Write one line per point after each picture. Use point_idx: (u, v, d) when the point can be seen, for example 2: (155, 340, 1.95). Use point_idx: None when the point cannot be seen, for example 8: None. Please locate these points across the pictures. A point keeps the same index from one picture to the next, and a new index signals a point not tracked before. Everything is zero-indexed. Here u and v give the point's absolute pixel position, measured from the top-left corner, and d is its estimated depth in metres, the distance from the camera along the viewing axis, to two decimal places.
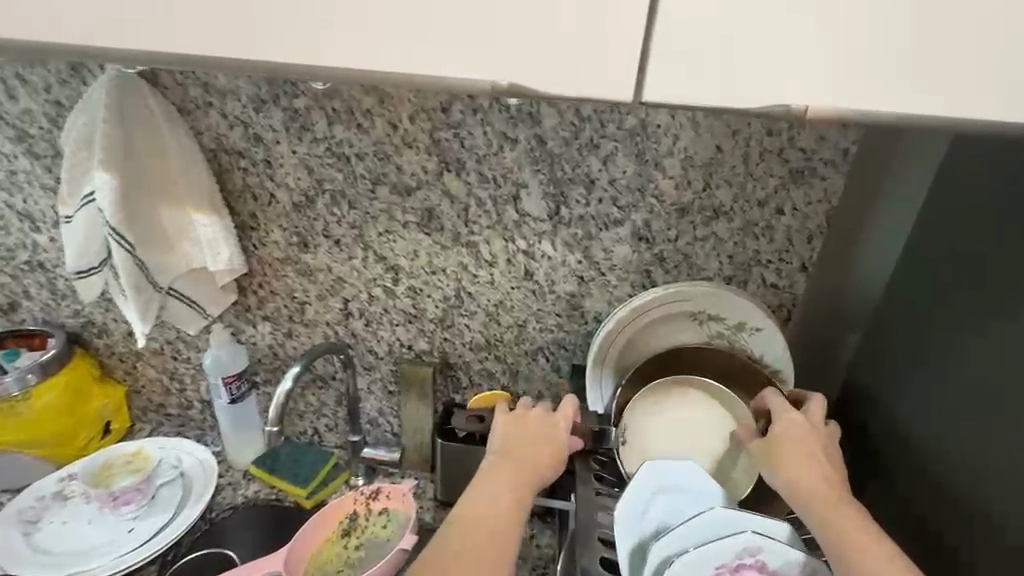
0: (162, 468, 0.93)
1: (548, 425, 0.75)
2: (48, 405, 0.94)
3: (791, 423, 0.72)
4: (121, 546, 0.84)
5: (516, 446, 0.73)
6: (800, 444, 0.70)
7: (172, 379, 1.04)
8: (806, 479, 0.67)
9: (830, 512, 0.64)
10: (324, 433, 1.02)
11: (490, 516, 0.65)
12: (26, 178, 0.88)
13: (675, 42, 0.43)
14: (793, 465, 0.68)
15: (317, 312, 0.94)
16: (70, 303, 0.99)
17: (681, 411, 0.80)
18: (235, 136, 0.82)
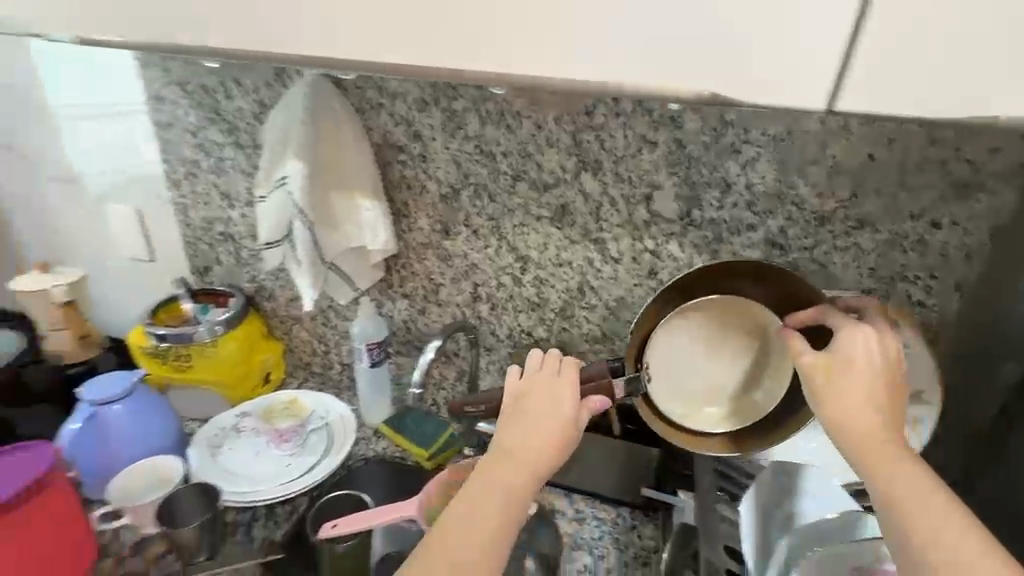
0: (309, 415, 1.07)
1: (550, 405, 0.69)
2: (231, 352, 1.12)
3: (860, 348, 0.65)
4: (281, 476, 0.98)
5: (517, 432, 0.67)
6: (856, 372, 0.63)
7: (320, 342, 1.20)
8: (855, 409, 0.61)
9: (879, 448, 0.58)
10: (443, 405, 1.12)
11: (485, 513, 0.61)
12: (230, 163, 1.07)
13: (856, 51, 0.44)
14: (842, 394, 0.61)
15: (449, 294, 1.04)
16: (249, 270, 1.18)
17: (700, 338, 0.83)
18: (398, 133, 0.93)
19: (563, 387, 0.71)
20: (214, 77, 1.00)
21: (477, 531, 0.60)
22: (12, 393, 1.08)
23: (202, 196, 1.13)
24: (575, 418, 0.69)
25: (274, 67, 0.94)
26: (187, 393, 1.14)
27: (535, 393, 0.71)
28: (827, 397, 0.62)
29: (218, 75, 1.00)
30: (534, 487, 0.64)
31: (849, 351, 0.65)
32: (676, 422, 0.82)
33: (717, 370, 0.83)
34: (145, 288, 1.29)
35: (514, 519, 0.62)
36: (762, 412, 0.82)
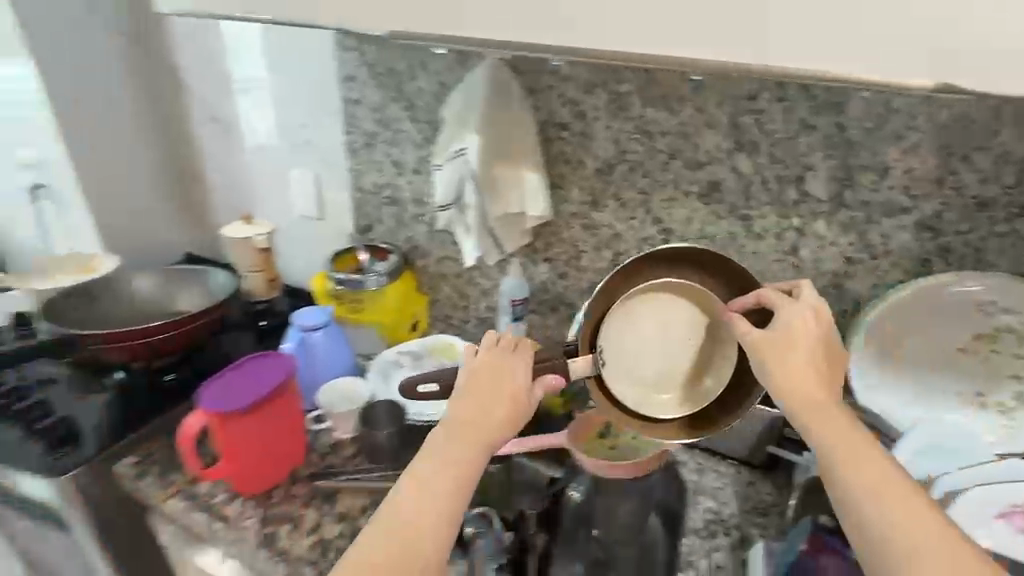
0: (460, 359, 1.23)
1: (503, 386, 0.75)
2: (393, 297, 1.31)
3: (804, 326, 0.70)
4: None
5: (472, 409, 0.73)
6: (797, 343, 0.69)
7: (462, 298, 1.36)
8: (799, 384, 0.67)
9: (820, 422, 0.64)
10: None
11: (439, 483, 0.67)
12: (405, 136, 1.23)
13: None
14: (787, 365, 0.67)
15: (590, 261, 1.16)
16: (406, 231, 1.35)
17: (644, 328, 0.85)
18: (565, 113, 1.05)
19: (512, 368, 0.76)
20: (403, 60, 1.16)
21: (432, 501, 0.66)
22: (206, 335, 1.21)
23: (376, 164, 1.31)
24: (528, 395, 0.75)
25: (458, 53, 1.09)
26: (354, 332, 1.34)
27: (486, 372, 0.76)
28: (775, 368, 0.68)
29: (407, 59, 1.16)
30: (483, 460, 0.70)
31: (797, 324, 0.70)
32: (632, 411, 0.83)
33: (667, 359, 0.85)
34: (312, 241, 1.51)
35: (466, 489, 0.68)
36: (712, 396, 0.84)
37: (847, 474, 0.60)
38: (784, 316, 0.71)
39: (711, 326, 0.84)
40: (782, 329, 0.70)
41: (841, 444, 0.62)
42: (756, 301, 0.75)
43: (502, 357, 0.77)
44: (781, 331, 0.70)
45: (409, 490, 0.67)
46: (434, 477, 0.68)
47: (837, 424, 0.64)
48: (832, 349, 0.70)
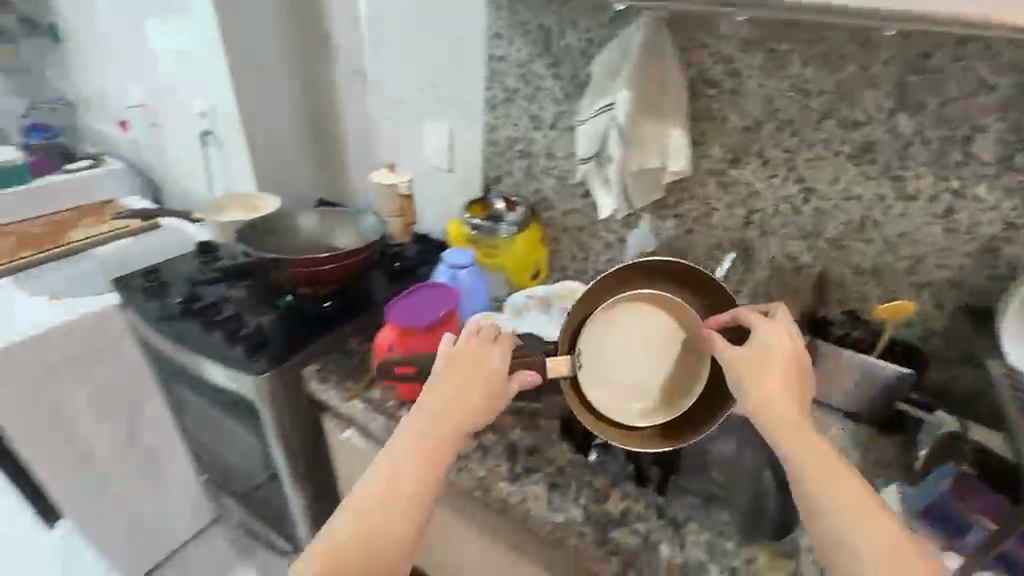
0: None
1: (475, 373, 0.81)
2: (521, 245, 1.40)
3: (776, 344, 0.78)
4: None
5: (446, 396, 0.79)
6: (770, 361, 0.77)
7: (582, 250, 1.44)
8: (772, 396, 0.73)
9: (791, 431, 0.70)
10: None
11: (419, 464, 0.73)
12: (545, 92, 1.31)
13: None
14: (760, 381, 0.75)
15: (721, 218, 1.20)
16: (534, 184, 1.44)
17: (624, 338, 0.94)
18: (716, 70, 1.08)
19: (489, 358, 0.83)
20: (553, 17, 1.23)
21: (413, 475, 0.73)
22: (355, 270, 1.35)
23: (512, 118, 1.39)
24: (503, 379, 0.82)
25: (612, 9, 1.13)
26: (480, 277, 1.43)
27: (463, 361, 0.83)
28: (751, 382, 0.75)
29: (558, 16, 1.22)
30: (460, 439, 0.77)
31: (771, 346, 0.78)
32: (605, 413, 0.92)
33: (642, 370, 0.94)
34: (440, 191, 1.64)
35: (439, 473, 0.74)
36: (678, 410, 0.94)
37: (816, 484, 0.65)
38: (758, 335, 0.80)
39: (688, 343, 0.94)
40: (756, 347, 0.79)
41: (814, 454, 0.67)
42: (734, 320, 0.86)
43: (481, 348, 0.85)
44: (756, 348, 0.78)
45: (388, 470, 0.72)
46: (414, 459, 0.74)
47: (808, 437, 0.69)
48: (800, 366, 0.78)
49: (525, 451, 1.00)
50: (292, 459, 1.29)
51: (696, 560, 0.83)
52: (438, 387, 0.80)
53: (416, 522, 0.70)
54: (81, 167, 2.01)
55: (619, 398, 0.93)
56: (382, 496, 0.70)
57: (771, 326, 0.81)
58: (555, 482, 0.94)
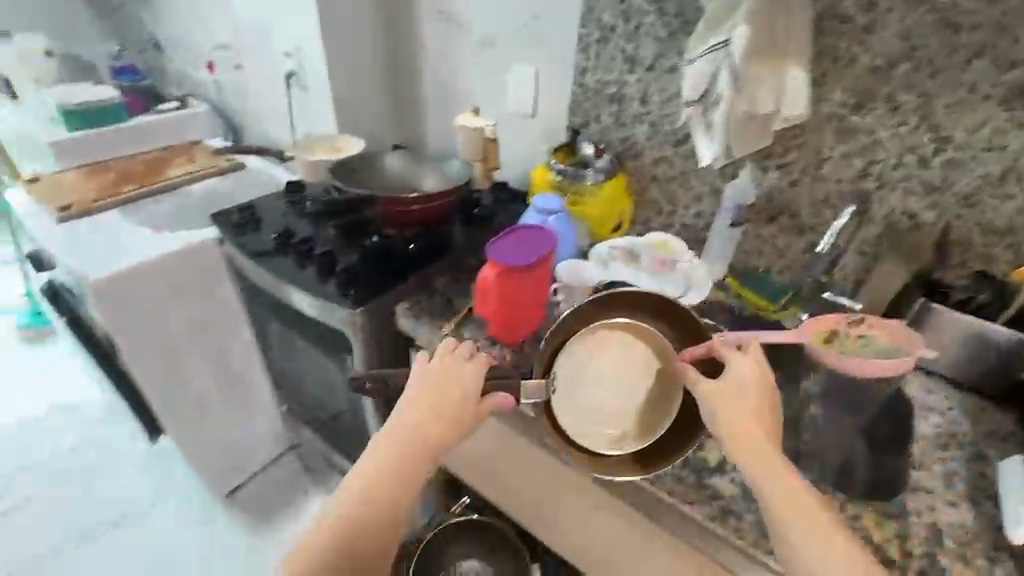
0: (674, 257, 1.26)
1: (446, 392, 0.78)
2: (607, 193, 1.37)
3: (745, 376, 0.75)
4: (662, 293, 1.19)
5: (416, 415, 0.77)
6: (744, 394, 0.73)
7: (669, 202, 1.39)
8: (748, 431, 0.70)
9: (763, 466, 0.68)
10: (775, 270, 1.29)
11: (385, 491, 0.74)
12: (647, 30, 1.24)
13: None
14: (736, 416, 0.71)
15: (833, 169, 1.12)
16: (624, 130, 1.38)
17: (598, 362, 0.87)
18: (850, 3, 0.99)
19: (462, 377, 0.80)
20: None
21: (381, 497, 0.74)
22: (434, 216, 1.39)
23: (606, 60, 1.33)
24: (475, 399, 0.79)
25: None
26: None
27: (435, 380, 0.80)
28: (727, 415, 0.71)
29: None
30: (430, 456, 0.77)
31: (742, 377, 0.75)
32: (575, 438, 0.84)
33: (616, 395, 0.87)
34: (520, 137, 1.60)
35: (406, 496, 0.75)
36: (652, 438, 0.86)
37: (786, 521, 0.65)
38: (732, 365, 0.76)
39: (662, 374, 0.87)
40: (727, 379, 0.75)
41: (787, 488, 0.67)
42: (707, 351, 0.81)
43: (456, 365, 0.81)
44: (726, 381, 0.75)
45: (355, 495, 0.74)
46: (382, 484, 0.75)
47: (780, 471, 0.68)
48: (770, 398, 0.75)
49: None
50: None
51: None
52: (407, 409, 0.78)
53: (387, 542, 0.74)
54: (171, 108, 2.07)
55: (590, 422, 0.86)
56: (351, 520, 0.73)
57: (740, 357, 0.77)
58: None
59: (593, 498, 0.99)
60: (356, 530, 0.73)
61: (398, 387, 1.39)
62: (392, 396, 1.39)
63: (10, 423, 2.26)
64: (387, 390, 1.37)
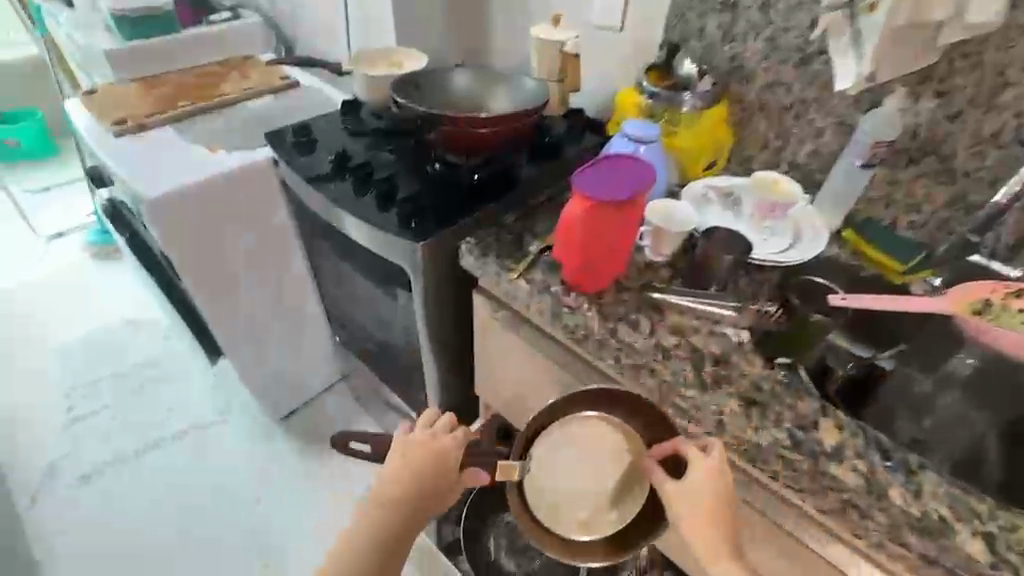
0: (784, 201, 1.06)
1: (429, 465, 0.82)
2: (705, 126, 1.18)
3: (711, 482, 0.69)
4: (763, 247, 1.03)
5: (400, 482, 0.81)
6: (705, 502, 0.68)
7: (777, 137, 1.17)
8: (712, 544, 0.66)
9: None
10: (903, 227, 1.06)
11: (372, 544, 0.84)
12: None
13: None
14: (699, 525, 0.67)
15: (1015, 97, 0.91)
16: (733, 46, 1.17)
17: (570, 453, 0.81)
18: None
19: (445, 450, 0.82)
20: None
21: (377, 549, 0.84)
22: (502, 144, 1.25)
23: None
24: (451, 475, 0.82)
25: None
26: None
27: (414, 456, 0.82)
28: (690, 526, 0.68)
29: None
30: (412, 520, 0.84)
31: (706, 483, 0.69)
32: (542, 523, 0.78)
33: (585, 480, 0.79)
34: (602, 56, 1.39)
35: (394, 549, 0.85)
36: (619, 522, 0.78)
37: None
38: (694, 468, 0.70)
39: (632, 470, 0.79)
40: (688, 486, 0.69)
41: None
42: (672, 450, 0.74)
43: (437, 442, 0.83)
44: (687, 488, 0.69)
45: (353, 543, 0.84)
46: (373, 540, 0.83)
47: None
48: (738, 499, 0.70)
49: (713, 359, 0.86)
50: (436, 330, 1.29)
51: (940, 517, 0.68)
52: (386, 484, 0.82)
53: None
54: (223, 18, 1.94)
55: (558, 509, 0.79)
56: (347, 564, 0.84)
57: (701, 459, 0.71)
58: (752, 399, 0.80)
59: None
60: (349, 561, 0.84)
61: (456, 327, 1.32)
62: (449, 335, 1.32)
63: (83, 335, 2.37)
64: (445, 329, 1.30)
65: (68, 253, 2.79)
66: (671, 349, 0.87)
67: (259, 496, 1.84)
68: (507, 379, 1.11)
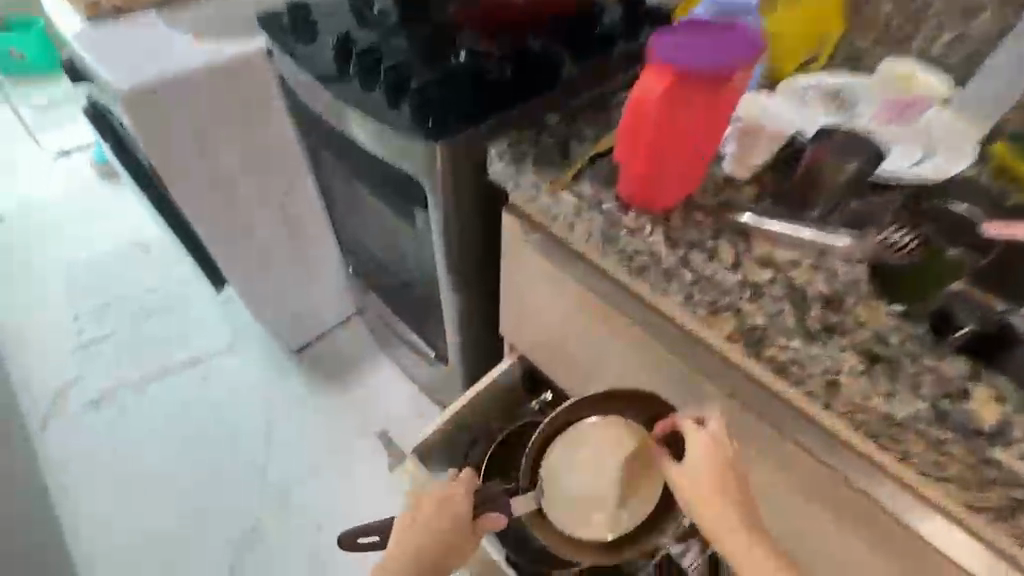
0: (920, 97, 0.85)
1: (444, 512, 0.73)
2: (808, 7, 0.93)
3: (711, 457, 0.62)
4: (891, 156, 0.78)
5: (412, 534, 0.73)
6: (707, 484, 0.61)
7: (905, 23, 0.91)
8: (725, 528, 0.59)
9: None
10: None
11: None
12: None
13: None
14: (705, 506, 0.60)
15: None
16: None
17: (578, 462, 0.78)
18: None
19: (456, 497, 0.75)
20: None
21: None
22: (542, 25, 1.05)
23: None
24: (466, 523, 0.74)
25: None
26: None
27: (426, 505, 0.75)
28: (698, 508, 0.61)
29: None
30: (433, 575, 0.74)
31: (704, 461, 0.62)
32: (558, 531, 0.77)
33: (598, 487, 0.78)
34: None
35: None
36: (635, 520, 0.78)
37: None
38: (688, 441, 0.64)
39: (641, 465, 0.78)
40: (686, 462, 0.63)
41: None
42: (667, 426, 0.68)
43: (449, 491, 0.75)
44: (683, 467, 0.63)
45: None
46: None
47: None
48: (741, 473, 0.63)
49: (822, 300, 0.65)
50: (456, 257, 1.10)
51: None
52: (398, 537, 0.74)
53: None
54: None
55: (582, 520, 0.77)
56: None
57: (695, 433, 0.64)
58: (873, 353, 0.61)
59: (762, 447, 0.70)
60: None
61: (479, 255, 1.13)
62: (472, 265, 1.14)
63: (90, 258, 2.26)
64: (468, 257, 1.12)
65: (74, 173, 2.65)
66: (765, 284, 0.66)
67: (271, 429, 1.75)
68: (540, 318, 0.93)
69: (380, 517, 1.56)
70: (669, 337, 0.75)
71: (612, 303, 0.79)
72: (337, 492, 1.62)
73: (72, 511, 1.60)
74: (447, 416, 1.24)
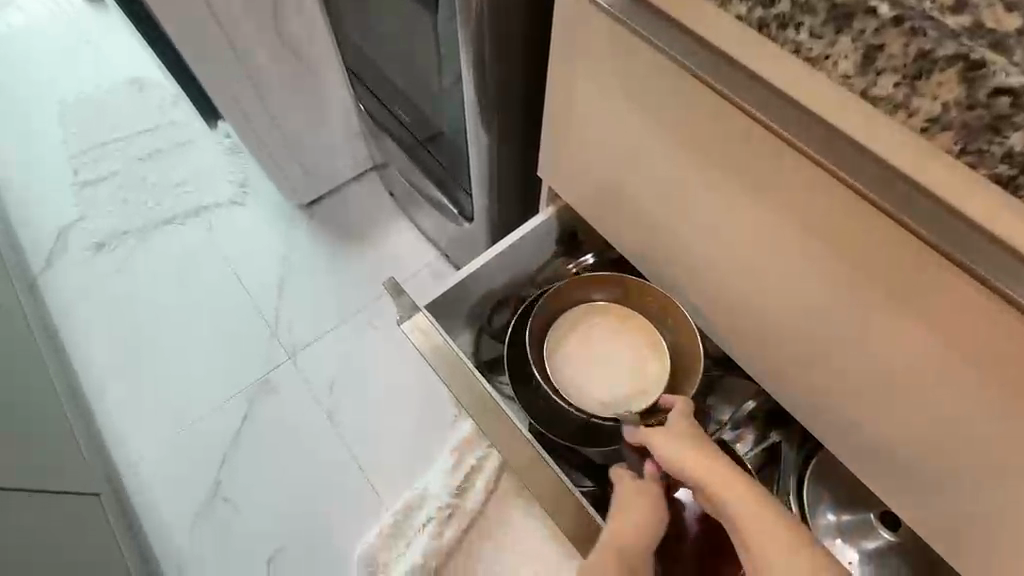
0: None
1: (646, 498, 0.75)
2: None
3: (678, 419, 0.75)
4: None
5: (624, 526, 0.71)
6: (677, 435, 0.72)
7: None
8: (692, 459, 0.68)
9: (721, 496, 0.63)
10: None
11: None
12: None
13: None
14: (678, 446, 0.70)
15: None
16: None
17: (603, 363, 0.94)
18: None
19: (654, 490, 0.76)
20: None
21: None
22: None
23: None
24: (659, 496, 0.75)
25: None
26: None
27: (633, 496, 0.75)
28: (671, 452, 0.70)
29: None
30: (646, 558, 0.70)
31: (674, 420, 0.75)
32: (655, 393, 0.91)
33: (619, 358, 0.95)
34: None
35: None
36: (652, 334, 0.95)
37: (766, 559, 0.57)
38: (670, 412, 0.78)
39: (614, 322, 0.98)
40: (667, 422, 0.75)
41: (756, 521, 0.59)
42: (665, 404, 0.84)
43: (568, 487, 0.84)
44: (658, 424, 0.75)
45: None
46: None
47: (741, 496, 0.62)
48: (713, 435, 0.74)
49: None
50: (488, 46, 0.87)
51: None
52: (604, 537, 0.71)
53: None
54: None
55: (642, 383, 0.92)
56: None
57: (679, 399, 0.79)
58: None
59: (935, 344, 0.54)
60: None
61: (520, 35, 0.88)
62: (507, 60, 0.91)
63: (82, 91, 2.02)
64: (506, 44, 0.88)
65: None
66: (1015, 31, 0.41)
67: (276, 304, 1.59)
68: (610, 128, 0.73)
69: (395, 388, 1.46)
70: (805, 142, 0.51)
71: (715, 85, 0.54)
72: (344, 366, 1.50)
73: (85, 351, 1.55)
74: (467, 272, 1.06)
